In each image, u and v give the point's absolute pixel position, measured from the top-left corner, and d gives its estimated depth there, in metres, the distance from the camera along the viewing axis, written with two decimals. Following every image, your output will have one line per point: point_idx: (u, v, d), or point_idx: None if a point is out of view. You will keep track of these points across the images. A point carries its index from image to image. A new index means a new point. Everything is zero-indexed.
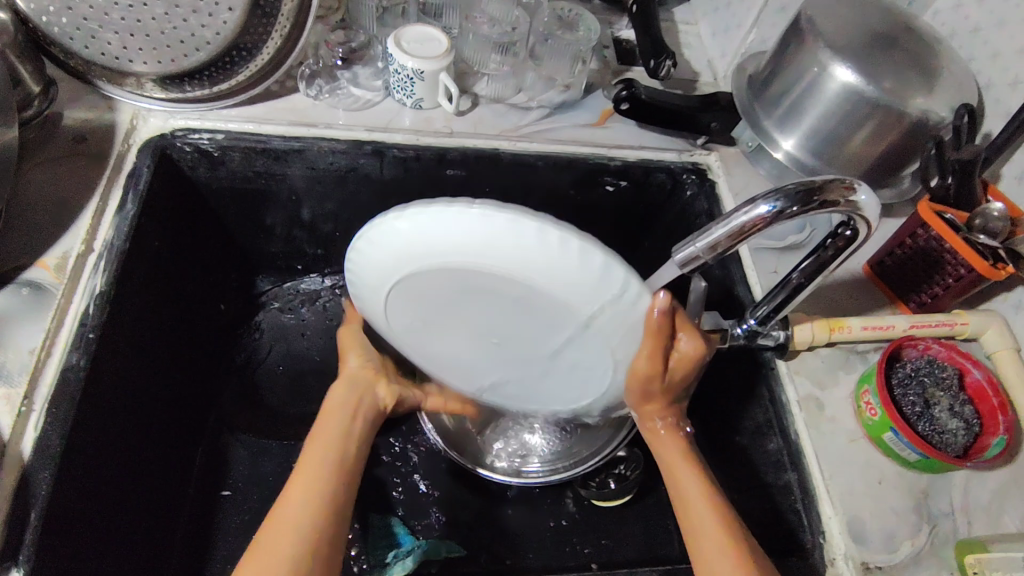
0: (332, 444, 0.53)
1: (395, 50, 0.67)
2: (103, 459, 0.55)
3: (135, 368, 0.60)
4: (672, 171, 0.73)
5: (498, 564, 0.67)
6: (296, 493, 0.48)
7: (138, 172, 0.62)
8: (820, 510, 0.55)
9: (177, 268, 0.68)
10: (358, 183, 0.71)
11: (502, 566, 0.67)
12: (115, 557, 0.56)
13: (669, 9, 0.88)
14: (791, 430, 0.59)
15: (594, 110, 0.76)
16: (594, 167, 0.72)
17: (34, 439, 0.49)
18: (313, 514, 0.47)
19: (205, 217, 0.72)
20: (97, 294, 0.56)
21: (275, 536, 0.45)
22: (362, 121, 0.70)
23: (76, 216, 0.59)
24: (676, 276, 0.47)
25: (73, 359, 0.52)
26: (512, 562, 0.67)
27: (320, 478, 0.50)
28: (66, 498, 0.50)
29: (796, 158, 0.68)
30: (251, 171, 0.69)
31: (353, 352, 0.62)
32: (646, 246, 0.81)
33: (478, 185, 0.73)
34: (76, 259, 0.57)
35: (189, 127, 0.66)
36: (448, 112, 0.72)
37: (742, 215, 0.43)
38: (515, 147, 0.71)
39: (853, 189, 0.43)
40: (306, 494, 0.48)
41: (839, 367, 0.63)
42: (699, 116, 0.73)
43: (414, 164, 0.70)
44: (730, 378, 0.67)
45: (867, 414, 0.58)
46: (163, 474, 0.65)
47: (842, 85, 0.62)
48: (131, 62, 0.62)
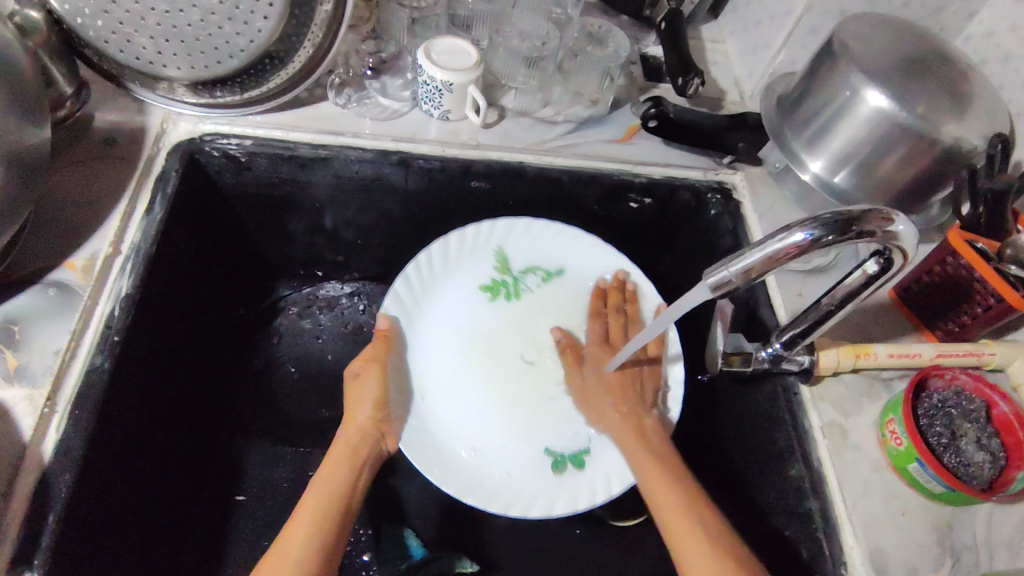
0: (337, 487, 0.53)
1: (425, 61, 0.67)
2: (122, 463, 0.54)
3: (157, 371, 0.61)
4: (697, 190, 0.72)
5: None
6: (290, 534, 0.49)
7: (166, 176, 0.63)
8: (842, 539, 0.54)
9: (201, 273, 0.69)
10: (382, 192, 0.71)
11: None
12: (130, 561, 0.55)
13: (698, 27, 0.88)
14: (813, 456, 0.58)
15: (620, 126, 0.76)
16: (617, 184, 0.72)
17: (55, 441, 0.49)
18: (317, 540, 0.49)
19: (229, 221, 0.72)
20: (123, 297, 0.56)
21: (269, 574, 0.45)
22: (389, 131, 0.70)
23: (104, 218, 0.60)
24: (705, 300, 0.47)
25: (97, 361, 0.52)
26: None
27: (317, 516, 0.50)
28: (87, 503, 0.49)
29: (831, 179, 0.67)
30: (277, 177, 0.69)
31: (370, 402, 0.58)
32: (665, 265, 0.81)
33: (501, 198, 0.73)
34: (103, 260, 0.57)
35: (217, 133, 0.66)
36: (475, 125, 0.72)
37: (779, 242, 0.42)
38: (540, 161, 0.71)
39: (891, 219, 0.42)
40: (306, 534, 0.48)
41: (863, 395, 0.62)
42: (727, 135, 0.72)
43: (440, 175, 0.70)
44: (750, 400, 0.66)
45: (892, 444, 0.57)
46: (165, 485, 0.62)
47: (874, 110, 0.62)
48: (164, 67, 0.62)
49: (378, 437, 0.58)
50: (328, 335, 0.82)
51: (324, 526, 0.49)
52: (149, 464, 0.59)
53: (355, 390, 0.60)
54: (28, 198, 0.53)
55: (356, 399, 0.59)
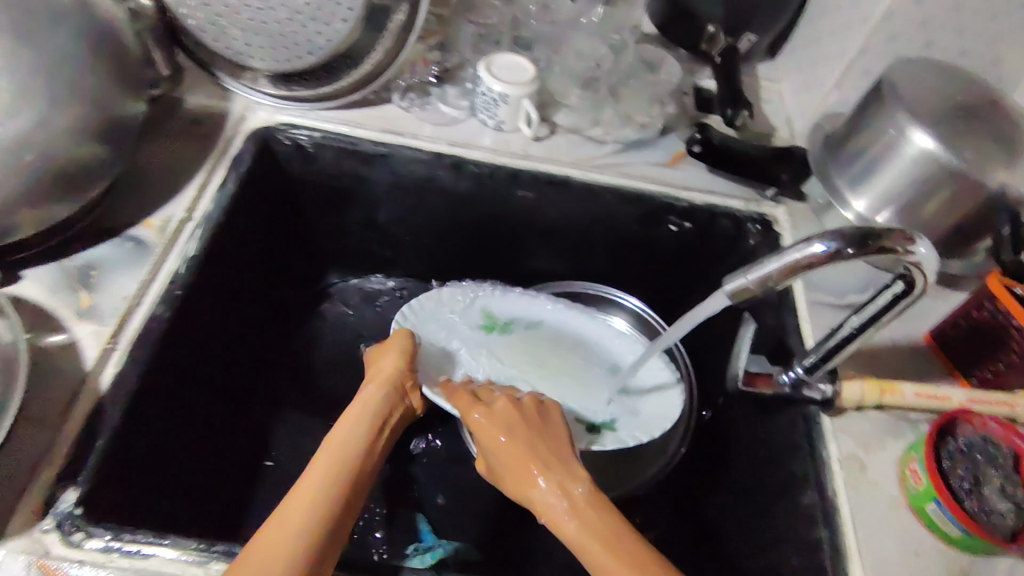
0: (355, 439, 0.51)
1: (485, 74, 0.72)
2: (170, 410, 0.59)
3: (210, 333, 0.65)
4: (737, 219, 0.74)
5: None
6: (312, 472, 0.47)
7: (241, 156, 0.69)
8: (850, 569, 0.53)
9: (260, 251, 0.74)
10: (433, 192, 0.76)
11: None
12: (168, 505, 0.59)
13: (755, 66, 0.90)
14: (827, 486, 0.58)
15: (667, 150, 0.78)
16: (658, 206, 0.74)
17: (113, 376, 0.54)
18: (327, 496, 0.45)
19: (291, 207, 0.77)
20: (189, 257, 0.61)
21: (270, 531, 0.42)
22: (446, 136, 0.75)
23: (182, 188, 0.66)
24: (725, 307, 0.49)
25: (159, 310, 0.57)
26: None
27: (342, 461, 0.48)
28: (132, 436, 0.53)
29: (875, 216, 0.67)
30: (339, 169, 0.74)
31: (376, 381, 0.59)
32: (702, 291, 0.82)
33: (544, 209, 0.76)
34: (176, 224, 0.63)
35: (290, 123, 0.72)
36: (526, 137, 0.76)
37: (795, 255, 0.43)
38: (584, 176, 0.74)
39: (913, 241, 0.43)
40: (332, 473, 0.47)
41: (886, 433, 0.61)
42: (771, 166, 0.74)
43: (488, 180, 0.74)
44: (770, 427, 0.66)
45: (912, 482, 0.56)
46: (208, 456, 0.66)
47: (920, 151, 0.62)
48: (251, 58, 0.69)
49: (400, 397, 0.59)
50: (367, 325, 0.86)
51: (346, 470, 0.48)
52: (192, 421, 0.63)
53: (377, 356, 0.63)
54: (120, 160, 0.60)
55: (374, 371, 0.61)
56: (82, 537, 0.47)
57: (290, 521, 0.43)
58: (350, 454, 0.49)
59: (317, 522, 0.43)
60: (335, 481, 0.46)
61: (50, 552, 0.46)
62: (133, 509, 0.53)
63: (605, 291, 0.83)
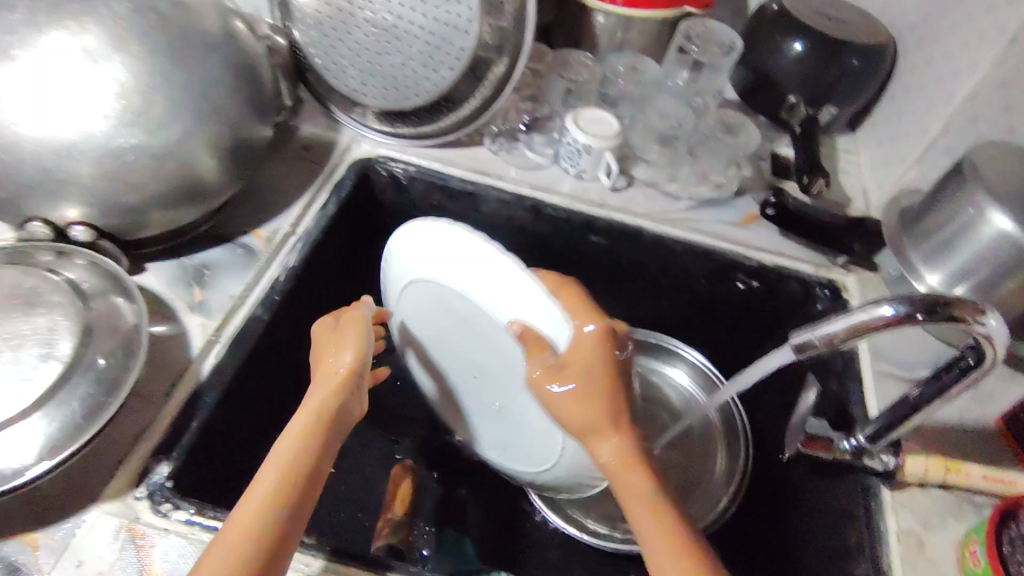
0: (301, 433, 0.49)
1: (571, 125, 0.77)
2: (256, 405, 0.64)
3: (297, 340, 0.71)
4: (807, 281, 0.74)
5: None
6: (248, 496, 0.44)
7: (342, 183, 0.76)
8: None
9: (348, 271, 0.80)
10: (511, 231, 0.81)
11: None
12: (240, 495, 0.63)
13: (834, 138, 0.92)
14: (881, 559, 0.57)
15: (740, 211, 0.81)
16: (728, 262, 0.76)
17: (212, 365, 0.59)
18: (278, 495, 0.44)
19: (380, 233, 0.84)
20: (288, 267, 0.67)
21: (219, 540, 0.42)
22: (530, 179, 0.80)
23: (289, 205, 0.73)
24: (789, 362, 0.50)
25: (258, 312, 0.63)
26: None
27: (278, 480, 0.45)
28: (221, 423, 0.58)
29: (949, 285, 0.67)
30: (427, 202, 0.81)
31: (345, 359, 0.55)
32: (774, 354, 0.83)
33: (615, 256, 0.80)
34: (281, 237, 0.70)
35: (389, 156, 0.80)
36: (604, 187, 0.80)
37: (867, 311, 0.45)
38: (658, 229, 0.78)
39: (984, 314, 0.44)
40: (265, 499, 0.44)
41: (948, 513, 0.60)
42: (843, 235, 0.74)
43: (564, 225, 0.79)
44: (826, 494, 0.65)
45: (971, 565, 0.54)
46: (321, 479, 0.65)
47: (998, 232, 0.62)
48: (363, 95, 0.76)
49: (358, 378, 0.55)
50: None
51: (288, 485, 0.45)
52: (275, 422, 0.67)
53: (327, 339, 0.58)
54: (242, 175, 0.67)
55: (332, 346, 0.57)
56: (170, 508, 0.51)
57: (239, 527, 0.42)
58: (299, 452, 0.47)
59: (253, 563, 0.41)
60: (268, 509, 0.43)
61: (139, 517, 0.51)
62: (212, 492, 0.58)
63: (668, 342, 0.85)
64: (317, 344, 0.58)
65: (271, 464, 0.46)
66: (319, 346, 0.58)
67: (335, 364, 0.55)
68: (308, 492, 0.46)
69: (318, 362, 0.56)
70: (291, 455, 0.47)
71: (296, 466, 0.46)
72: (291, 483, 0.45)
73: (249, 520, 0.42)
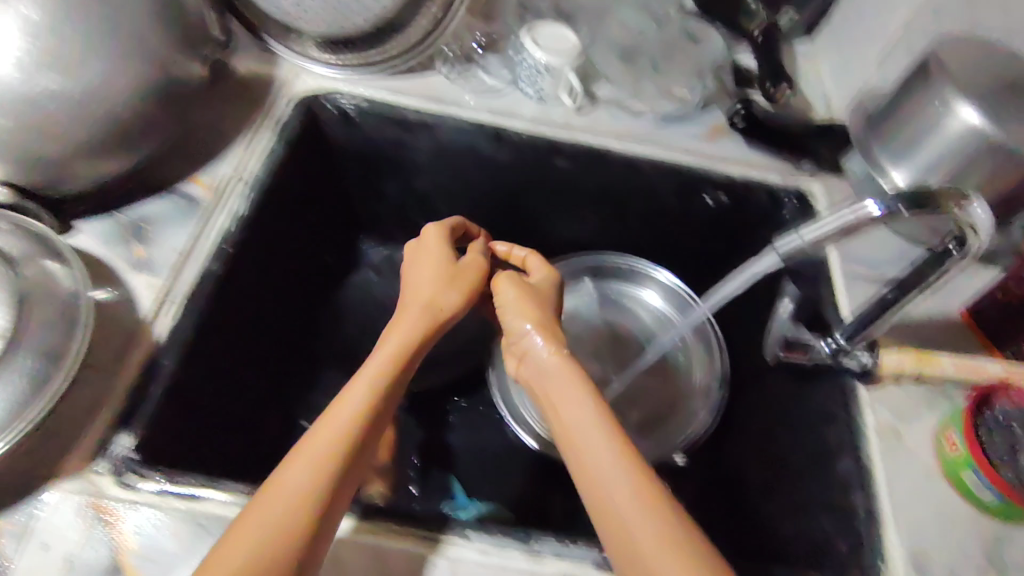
0: (346, 421, 0.47)
1: (528, 43, 0.73)
2: (231, 349, 0.63)
3: (253, 292, 0.66)
4: (775, 192, 0.74)
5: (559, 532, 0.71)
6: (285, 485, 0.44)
7: (286, 122, 0.71)
8: (883, 536, 0.55)
9: (311, 219, 0.79)
10: (474, 161, 0.77)
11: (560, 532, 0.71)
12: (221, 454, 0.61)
13: (793, 43, 0.90)
14: (863, 455, 0.59)
15: (704, 125, 0.79)
16: (696, 177, 0.75)
17: (168, 324, 0.57)
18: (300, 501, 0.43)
19: (336, 178, 0.81)
20: (238, 215, 0.64)
21: (225, 549, 0.41)
22: (487, 105, 0.76)
23: (231, 144, 0.69)
24: (647, 295, 0.84)
25: (211, 265, 0.60)
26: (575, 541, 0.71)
27: (306, 480, 0.44)
28: (190, 378, 0.57)
29: (962, 197, 0.44)
30: (381, 137, 0.76)
31: (444, 285, 0.59)
32: (659, 224, 0.81)
33: (584, 179, 0.77)
34: (225, 182, 0.66)
35: (337, 90, 0.74)
36: (568, 110, 0.77)
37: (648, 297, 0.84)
38: (625, 149, 0.75)
39: (967, 203, 0.44)
40: (301, 492, 0.43)
41: (922, 403, 0.62)
42: (809, 143, 0.74)
43: (529, 152, 0.75)
44: (805, 398, 0.66)
45: (948, 451, 0.57)
46: (279, 356, 0.74)
47: (965, 126, 0.59)
48: (299, 21, 0.71)
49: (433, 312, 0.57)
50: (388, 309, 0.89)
51: (319, 480, 0.44)
52: (276, 338, 0.72)
53: (435, 265, 0.60)
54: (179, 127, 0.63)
55: (415, 272, 0.61)
56: (137, 479, 0.50)
57: (261, 532, 0.41)
58: (330, 449, 0.46)
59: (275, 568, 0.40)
60: (304, 503, 0.43)
61: (104, 493, 0.50)
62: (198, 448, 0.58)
63: (637, 264, 0.84)
64: (422, 263, 0.61)
65: (299, 456, 0.45)
66: (422, 261, 0.61)
67: (429, 302, 0.57)
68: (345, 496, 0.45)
69: (402, 305, 0.58)
70: (309, 482, 0.44)
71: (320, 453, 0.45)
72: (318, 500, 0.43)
73: (273, 516, 0.42)
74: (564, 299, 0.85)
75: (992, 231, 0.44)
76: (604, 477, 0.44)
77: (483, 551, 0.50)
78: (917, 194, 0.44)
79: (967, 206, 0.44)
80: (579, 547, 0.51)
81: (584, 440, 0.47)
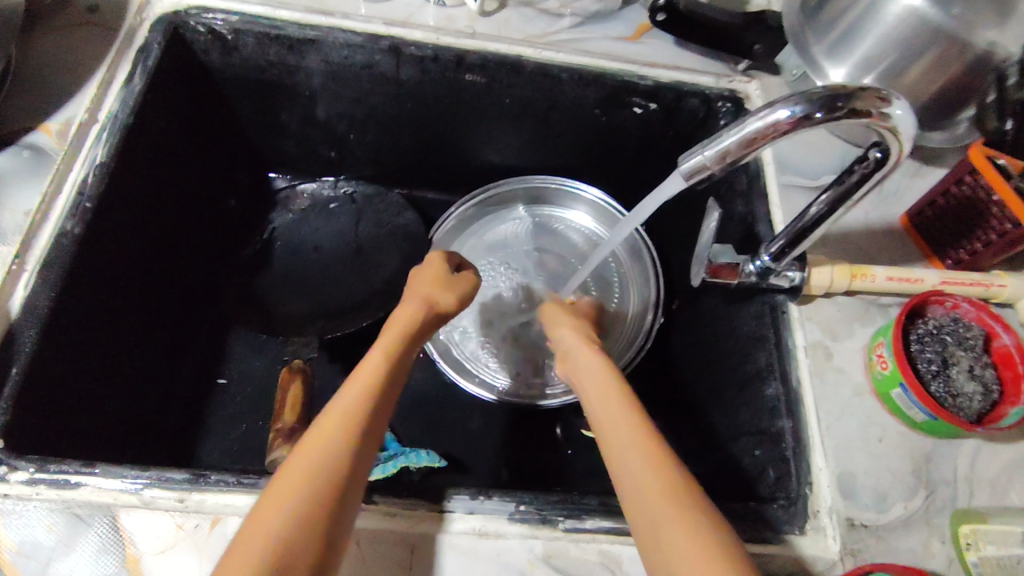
0: (347, 420, 0.40)
1: None
2: (108, 314, 0.57)
3: (126, 250, 0.60)
4: (708, 97, 0.67)
5: (492, 470, 0.70)
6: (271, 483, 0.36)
7: (149, 47, 0.62)
8: (810, 460, 0.53)
9: (195, 159, 0.71)
10: (374, 81, 0.69)
11: (493, 472, 0.70)
12: (114, 429, 0.57)
13: None
14: (791, 377, 0.56)
15: (629, 23, 0.71)
16: (620, 85, 0.67)
17: (22, 298, 0.50)
18: (305, 506, 0.35)
19: (224, 110, 0.72)
20: (97, 164, 0.56)
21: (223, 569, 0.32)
22: (381, 14, 0.67)
23: (83, 83, 0.60)
24: (583, 215, 0.82)
25: (67, 226, 0.53)
26: (509, 480, 0.69)
27: (317, 485, 0.35)
28: (54, 356, 0.51)
29: (878, 92, 0.38)
30: (264, 59, 0.67)
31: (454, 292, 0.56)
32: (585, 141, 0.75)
33: (498, 94, 0.70)
34: (79, 125, 0.58)
35: (203, 6, 0.64)
36: (472, 12, 0.69)
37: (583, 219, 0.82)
38: (539, 55, 0.67)
39: (888, 101, 0.38)
40: (301, 493, 0.35)
41: (855, 319, 0.58)
42: (743, 35, 0.66)
43: (432, 66, 0.67)
44: (735, 319, 0.63)
45: (878, 368, 0.54)
46: (168, 309, 0.69)
47: (907, 10, 0.54)
48: None
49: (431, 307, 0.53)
50: (314, 249, 0.80)
51: (329, 484, 0.36)
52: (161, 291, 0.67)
53: (432, 273, 0.58)
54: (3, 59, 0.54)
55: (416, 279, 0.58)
56: (6, 471, 0.45)
57: (260, 539, 0.33)
58: (334, 449, 0.38)
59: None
60: (307, 505, 0.35)
61: None
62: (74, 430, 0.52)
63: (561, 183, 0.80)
64: (418, 274, 0.58)
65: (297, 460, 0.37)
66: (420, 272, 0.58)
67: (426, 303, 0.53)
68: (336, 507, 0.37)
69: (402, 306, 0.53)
70: (310, 486, 0.35)
71: (324, 452, 0.38)
72: (323, 500, 0.35)
73: (273, 521, 0.34)
74: (490, 230, 0.82)
75: (914, 130, 0.40)
76: (620, 467, 0.40)
77: (386, 514, 0.47)
78: (829, 93, 0.37)
79: (887, 105, 0.38)
80: (492, 500, 0.48)
81: (606, 437, 0.43)
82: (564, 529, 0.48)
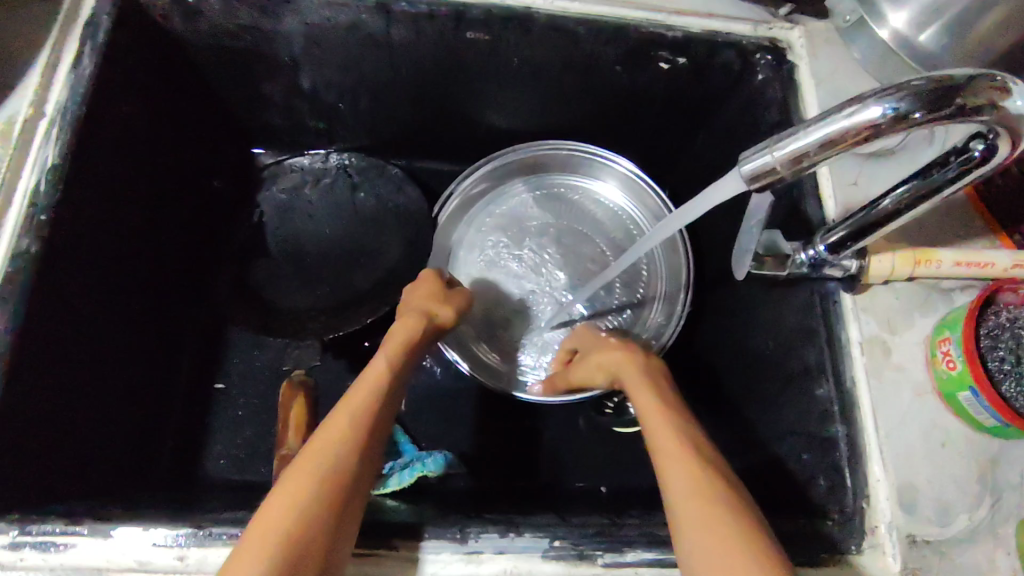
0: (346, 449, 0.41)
1: None
2: (85, 338, 0.52)
3: (98, 262, 0.53)
4: (744, 49, 0.58)
5: (517, 467, 0.66)
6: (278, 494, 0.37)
7: (96, 21, 0.53)
8: (866, 471, 0.49)
9: (170, 145, 0.63)
10: (364, 46, 0.60)
11: (518, 468, 0.66)
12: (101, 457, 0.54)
13: None
14: (844, 376, 0.51)
15: None
16: (645, 38, 0.58)
17: None
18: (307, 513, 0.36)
19: (196, 86, 0.64)
20: (49, 168, 0.49)
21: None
22: None
23: (25, 72, 0.52)
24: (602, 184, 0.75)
25: (24, 245, 0.47)
26: (534, 476, 0.66)
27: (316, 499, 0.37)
28: (31, 401, 0.46)
29: (993, 80, 0.30)
30: (234, 24, 0.58)
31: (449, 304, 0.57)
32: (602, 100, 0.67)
33: (504, 55, 0.61)
34: (24, 123, 0.50)
35: None
36: None
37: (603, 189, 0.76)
38: (552, 5, 0.58)
39: (1005, 91, 0.30)
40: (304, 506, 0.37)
41: (915, 308, 0.52)
42: None
43: (428, 25, 0.58)
44: (780, 307, 0.57)
45: (943, 366, 0.49)
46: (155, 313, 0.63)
47: None
48: None
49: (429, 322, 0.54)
50: (311, 231, 0.73)
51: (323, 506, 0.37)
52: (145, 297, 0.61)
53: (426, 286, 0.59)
54: None
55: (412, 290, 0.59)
56: None
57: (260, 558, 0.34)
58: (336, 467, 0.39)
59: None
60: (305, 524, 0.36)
61: None
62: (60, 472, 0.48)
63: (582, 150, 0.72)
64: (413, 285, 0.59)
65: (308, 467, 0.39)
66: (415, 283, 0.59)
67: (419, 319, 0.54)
68: (344, 524, 0.38)
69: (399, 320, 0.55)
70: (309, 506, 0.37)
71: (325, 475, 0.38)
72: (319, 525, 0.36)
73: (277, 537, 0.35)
74: (514, 199, 0.75)
75: None
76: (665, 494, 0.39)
77: (411, 560, 0.43)
78: (938, 86, 0.30)
79: (1005, 96, 0.30)
80: (523, 537, 0.44)
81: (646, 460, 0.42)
82: (603, 565, 0.44)
